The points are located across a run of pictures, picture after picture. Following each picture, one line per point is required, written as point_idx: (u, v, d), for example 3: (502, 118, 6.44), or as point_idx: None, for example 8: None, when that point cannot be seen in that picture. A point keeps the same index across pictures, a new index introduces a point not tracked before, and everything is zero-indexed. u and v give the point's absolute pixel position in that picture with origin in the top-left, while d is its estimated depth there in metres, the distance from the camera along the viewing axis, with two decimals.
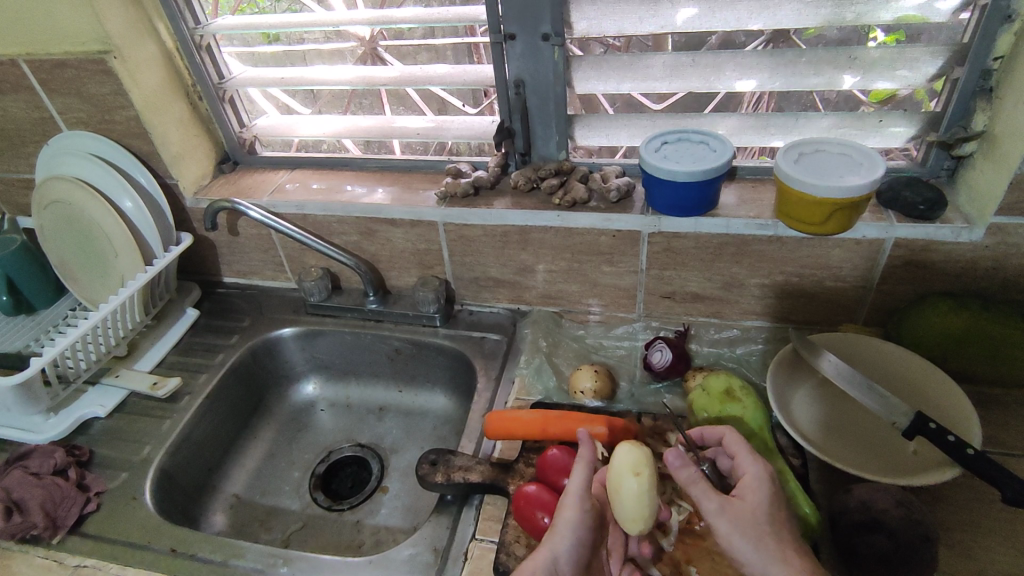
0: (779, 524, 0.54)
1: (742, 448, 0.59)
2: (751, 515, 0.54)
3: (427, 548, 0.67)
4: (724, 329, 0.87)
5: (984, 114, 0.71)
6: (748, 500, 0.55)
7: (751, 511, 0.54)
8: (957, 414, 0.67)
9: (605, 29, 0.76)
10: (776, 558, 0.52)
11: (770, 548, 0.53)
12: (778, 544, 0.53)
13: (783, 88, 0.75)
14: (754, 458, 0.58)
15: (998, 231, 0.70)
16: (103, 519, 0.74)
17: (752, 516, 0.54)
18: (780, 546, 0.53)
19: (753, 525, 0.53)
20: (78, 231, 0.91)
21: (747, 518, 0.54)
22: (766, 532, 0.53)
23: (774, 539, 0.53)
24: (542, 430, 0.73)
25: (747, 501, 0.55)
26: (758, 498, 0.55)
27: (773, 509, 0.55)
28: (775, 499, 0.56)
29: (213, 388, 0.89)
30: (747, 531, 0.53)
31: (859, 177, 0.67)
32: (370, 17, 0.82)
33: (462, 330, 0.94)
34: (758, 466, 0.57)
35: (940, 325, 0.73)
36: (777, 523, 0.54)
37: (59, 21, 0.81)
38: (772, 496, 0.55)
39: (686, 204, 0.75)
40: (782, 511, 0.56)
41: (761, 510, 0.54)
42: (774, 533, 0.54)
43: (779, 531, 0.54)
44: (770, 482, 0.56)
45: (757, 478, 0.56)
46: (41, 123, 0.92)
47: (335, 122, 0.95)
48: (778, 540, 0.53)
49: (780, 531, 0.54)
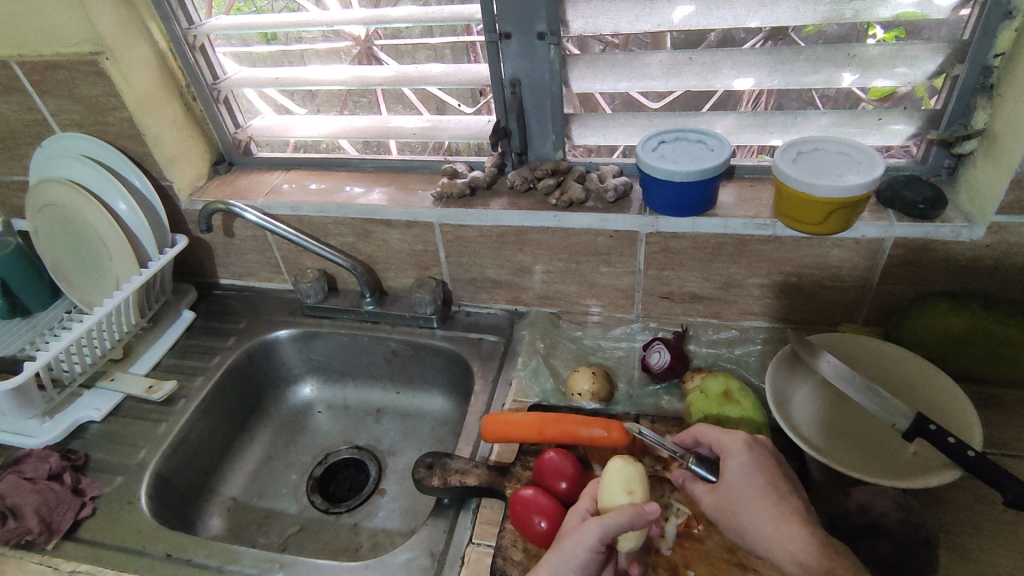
0: (762, 490, 0.55)
1: (715, 432, 0.60)
2: (732, 494, 0.56)
3: (424, 552, 0.67)
4: (722, 330, 0.87)
5: (985, 111, 0.70)
6: (725, 480, 0.57)
7: (730, 491, 0.56)
8: (957, 416, 0.67)
9: (601, 27, 0.75)
10: (763, 526, 0.54)
11: (756, 517, 0.54)
12: (762, 510, 0.54)
13: (781, 86, 0.74)
14: (729, 435, 0.59)
15: (998, 230, 0.69)
16: (99, 524, 0.73)
17: (732, 494, 0.56)
18: (765, 513, 0.54)
19: (735, 503, 0.56)
20: (73, 234, 0.90)
21: (727, 499, 0.56)
22: (749, 504, 0.55)
23: (757, 506, 0.55)
24: (539, 433, 0.72)
25: (725, 481, 0.57)
26: (734, 474, 0.57)
27: (752, 478, 0.56)
28: (753, 469, 0.57)
29: (209, 390, 0.89)
30: (731, 510, 0.56)
31: (858, 176, 0.67)
32: (365, 17, 0.82)
33: (459, 331, 0.93)
34: (733, 443, 0.58)
35: (939, 325, 0.72)
36: (759, 490, 0.55)
37: (50, 22, 0.81)
38: (750, 467, 0.57)
39: (684, 204, 0.75)
40: (768, 476, 0.56)
41: (740, 484, 0.56)
42: (758, 501, 0.55)
43: (764, 497, 0.55)
44: (743, 454, 0.57)
45: (732, 454, 0.58)
46: (34, 125, 0.92)
47: (331, 122, 0.94)
48: (761, 507, 0.55)
49: (764, 497, 0.55)
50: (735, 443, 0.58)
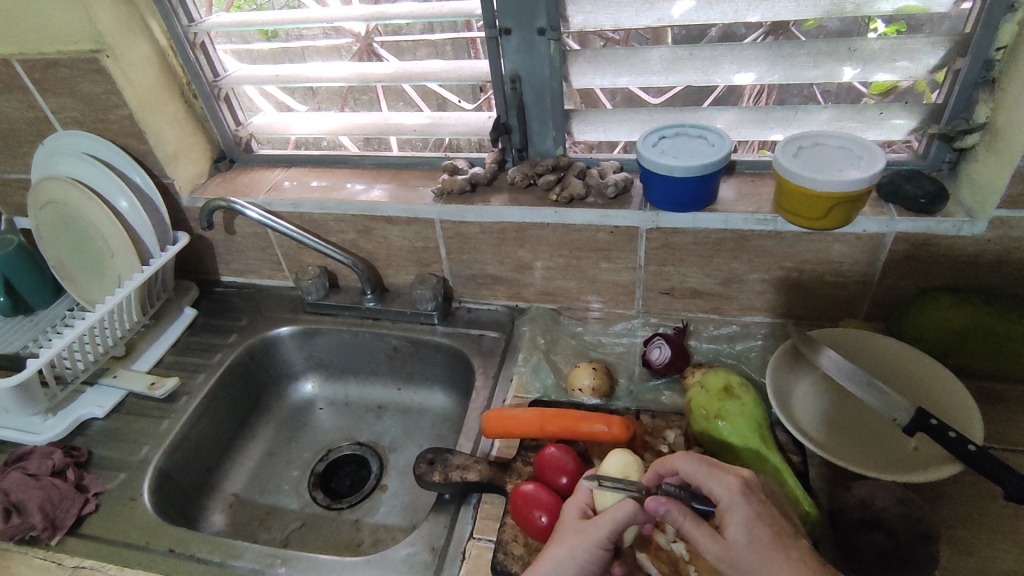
0: (767, 547, 0.52)
1: (703, 474, 0.56)
2: (738, 556, 0.52)
3: (424, 547, 0.67)
4: (723, 325, 0.87)
5: (986, 105, 0.70)
6: (729, 538, 0.53)
7: (735, 551, 0.52)
8: (957, 411, 0.67)
9: (602, 23, 0.75)
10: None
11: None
12: (772, 571, 0.51)
13: (782, 81, 0.74)
14: (723, 485, 0.55)
15: (999, 225, 0.69)
16: (102, 520, 0.74)
17: (737, 555, 0.52)
18: (778, 572, 0.51)
19: (744, 564, 0.52)
20: (75, 232, 0.90)
21: (735, 560, 0.52)
22: (758, 564, 0.52)
23: (766, 566, 0.51)
24: (540, 429, 0.72)
25: (728, 540, 0.53)
26: (737, 533, 0.53)
27: (756, 534, 0.53)
28: (754, 523, 0.53)
29: (211, 387, 0.89)
30: (739, 569, 0.52)
31: (858, 171, 0.66)
32: (365, 13, 0.81)
33: (460, 328, 0.93)
34: (727, 492, 0.54)
35: (941, 320, 0.72)
36: (764, 547, 0.52)
37: (51, 20, 0.81)
38: (751, 522, 0.53)
39: (684, 199, 0.75)
40: (768, 525, 0.53)
41: (744, 543, 0.52)
42: (765, 559, 0.52)
43: (770, 553, 0.52)
44: (742, 506, 0.54)
45: (730, 507, 0.54)
46: (35, 123, 0.92)
47: (331, 119, 0.94)
48: (770, 564, 0.51)
49: (770, 554, 0.52)
50: (728, 492, 0.54)
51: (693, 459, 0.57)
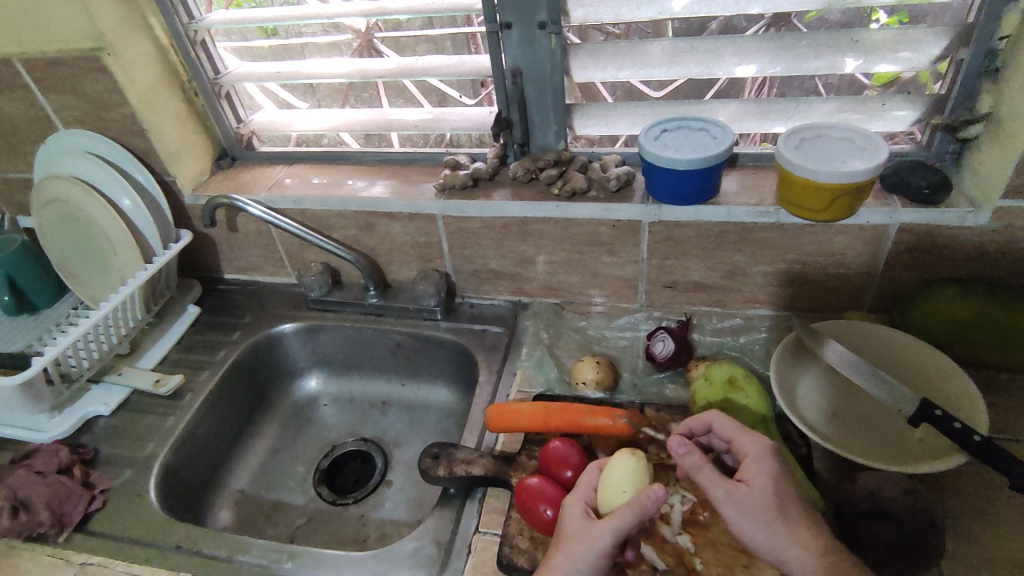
0: (788, 501, 0.54)
1: (736, 429, 0.59)
2: (758, 500, 0.53)
3: (430, 541, 0.67)
4: (726, 318, 0.86)
5: (990, 95, 0.69)
6: (752, 484, 0.54)
7: (757, 494, 0.54)
8: (961, 401, 0.67)
9: (602, 16, 0.75)
10: (788, 538, 0.52)
11: (782, 528, 0.52)
12: (787, 523, 0.53)
13: (784, 73, 0.74)
14: (752, 439, 0.57)
15: (1003, 215, 0.69)
16: (109, 517, 0.74)
17: (758, 500, 0.53)
18: (790, 526, 0.53)
19: (760, 509, 0.53)
20: (78, 231, 0.90)
21: (753, 502, 0.53)
22: (777, 513, 0.53)
23: (783, 517, 0.53)
24: (544, 423, 0.72)
25: (751, 485, 0.54)
26: (762, 481, 0.54)
27: (780, 486, 0.54)
28: (780, 477, 0.55)
29: (216, 383, 0.89)
30: (754, 513, 0.53)
31: (862, 162, 0.66)
32: (364, 9, 0.81)
33: (462, 323, 0.93)
34: (757, 447, 0.57)
35: (945, 310, 0.72)
36: (786, 503, 0.54)
37: (51, 19, 0.81)
38: (778, 475, 0.55)
39: (686, 192, 0.74)
40: (792, 485, 0.55)
41: (768, 491, 0.54)
42: (784, 513, 0.53)
43: (789, 508, 0.53)
44: (769, 460, 0.56)
45: (757, 459, 0.56)
46: (37, 122, 0.92)
47: (332, 115, 0.94)
48: (785, 517, 0.53)
49: (789, 507, 0.53)
50: (758, 447, 0.57)
51: (728, 419, 0.60)
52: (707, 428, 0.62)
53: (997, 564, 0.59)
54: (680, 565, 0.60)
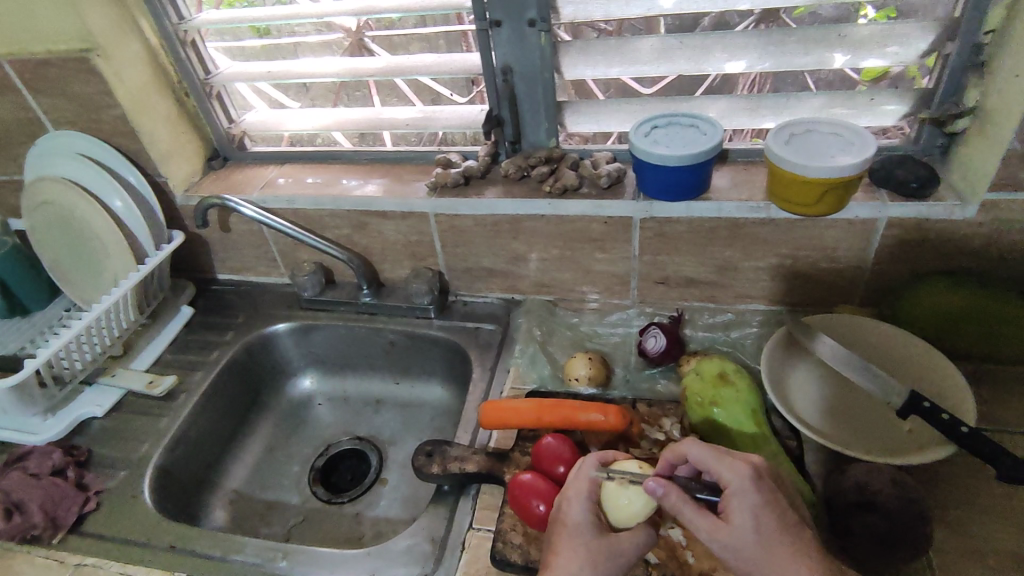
0: (773, 539, 0.53)
1: (713, 459, 0.55)
2: (740, 541, 0.53)
3: (425, 538, 0.67)
4: (718, 313, 0.87)
5: (977, 89, 0.70)
6: (733, 522, 0.53)
7: (738, 534, 0.53)
8: (950, 393, 0.67)
9: (592, 13, 0.75)
10: (776, 574, 0.52)
11: (768, 569, 0.52)
12: (774, 558, 0.52)
13: (773, 69, 0.74)
14: (731, 467, 0.54)
15: (990, 208, 0.70)
16: (102, 518, 0.74)
17: (741, 540, 0.53)
18: (777, 565, 0.52)
19: (744, 551, 0.52)
20: (70, 233, 0.90)
21: (737, 543, 0.53)
22: (759, 550, 0.52)
23: (769, 557, 0.52)
24: (537, 420, 0.73)
25: (732, 523, 0.53)
26: (744, 519, 0.53)
27: (761, 522, 0.53)
28: (761, 509, 0.53)
29: (209, 384, 0.89)
30: (737, 554, 0.53)
31: (850, 157, 0.67)
32: (355, 8, 0.81)
33: (456, 321, 0.94)
34: (736, 479, 0.54)
35: (934, 304, 0.73)
36: (773, 539, 0.53)
37: (39, 20, 0.81)
38: (758, 509, 0.53)
39: (676, 188, 0.75)
40: (775, 514, 0.54)
41: (750, 529, 0.53)
42: (771, 550, 0.52)
43: (776, 540, 0.53)
44: (750, 492, 0.53)
45: (737, 493, 0.54)
46: (27, 123, 0.92)
47: (324, 115, 0.94)
48: (771, 554, 0.52)
49: (778, 543, 0.53)
50: (738, 477, 0.54)
51: (702, 446, 0.57)
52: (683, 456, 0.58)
53: (985, 553, 0.60)
54: (672, 558, 0.61)
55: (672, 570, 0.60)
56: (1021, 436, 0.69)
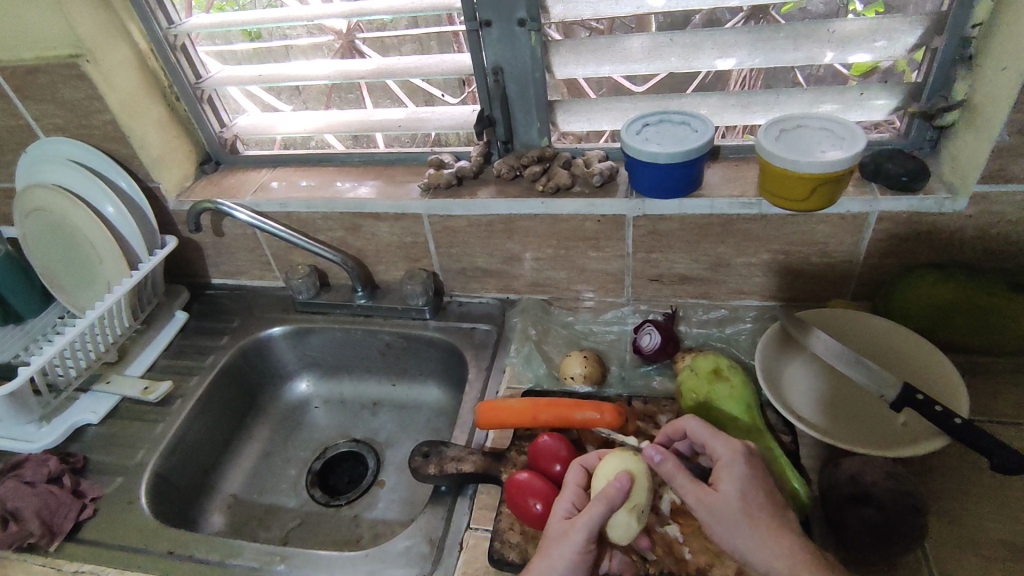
0: (755, 506, 0.55)
1: (708, 434, 0.59)
2: (726, 504, 0.54)
3: (422, 539, 0.67)
4: (712, 309, 0.87)
5: (965, 82, 0.70)
6: (721, 489, 0.55)
7: (725, 500, 0.55)
8: (943, 383, 0.68)
9: (582, 12, 0.75)
10: (758, 543, 0.53)
11: (749, 535, 0.53)
12: (756, 527, 0.54)
13: (763, 65, 0.74)
14: (724, 444, 0.58)
15: (980, 200, 0.70)
16: (100, 524, 0.74)
17: (726, 505, 0.54)
18: (759, 531, 0.53)
19: (728, 516, 0.54)
20: (61, 240, 0.90)
21: (722, 509, 0.54)
22: (745, 519, 0.54)
23: (750, 523, 0.54)
24: (533, 419, 0.73)
25: (720, 490, 0.55)
26: (731, 485, 0.55)
27: (748, 493, 0.55)
28: (749, 482, 0.56)
29: (205, 389, 0.89)
30: (723, 518, 0.54)
31: (841, 151, 0.67)
32: (345, 10, 0.81)
33: (451, 322, 0.94)
34: (728, 452, 0.58)
35: (926, 296, 0.73)
36: (754, 508, 0.54)
37: (27, 26, 0.80)
38: (745, 481, 0.56)
39: (669, 186, 0.75)
40: (761, 490, 0.56)
41: (736, 497, 0.55)
42: (752, 518, 0.54)
43: (759, 515, 0.54)
44: (741, 465, 0.56)
45: (728, 464, 0.57)
46: (17, 130, 0.92)
47: (316, 117, 0.94)
48: (756, 525, 0.54)
49: (756, 513, 0.54)
50: (730, 451, 0.58)
51: (701, 423, 0.61)
52: (682, 433, 0.62)
53: (979, 544, 0.60)
54: (671, 555, 0.61)
55: (669, 566, 0.60)
56: (1014, 426, 0.70)
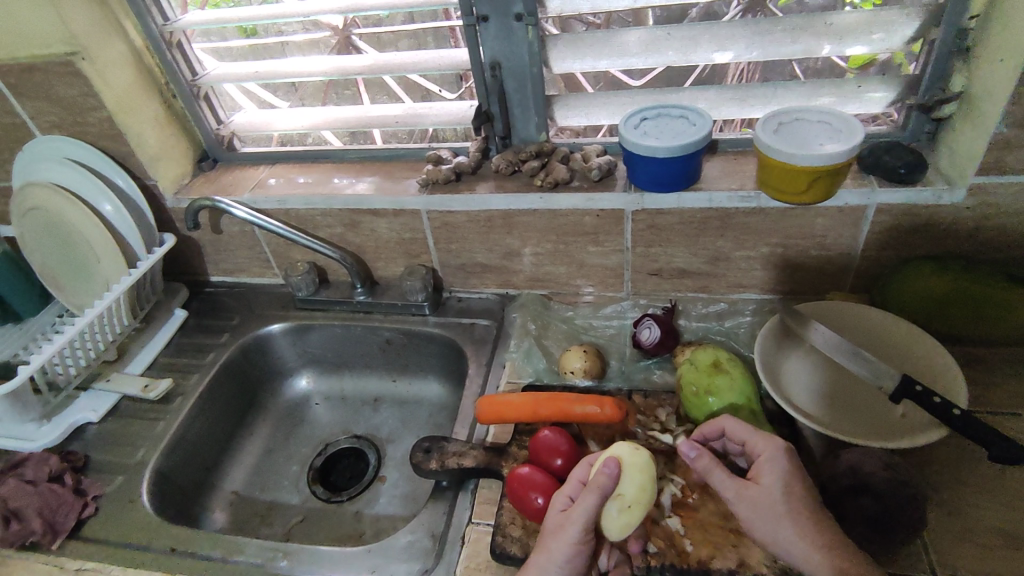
0: (797, 498, 0.55)
1: (748, 432, 0.60)
2: (767, 498, 0.55)
3: (425, 534, 0.68)
4: (711, 303, 0.87)
5: (962, 74, 0.70)
6: (762, 484, 0.56)
7: (767, 493, 0.55)
8: (941, 374, 0.68)
9: (579, 6, 0.75)
10: (797, 536, 0.53)
11: (790, 528, 0.54)
12: (794, 519, 0.54)
13: (761, 58, 0.74)
14: (765, 439, 0.59)
15: (978, 191, 0.70)
16: (102, 522, 0.74)
17: (768, 498, 0.55)
18: (800, 525, 0.54)
19: (770, 509, 0.55)
20: (59, 239, 0.90)
21: (763, 502, 0.55)
22: (785, 512, 0.54)
23: (792, 515, 0.54)
24: (533, 413, 0.73)
25: (761, 484, 0.56)
26: (772, 479, 0.56)
27: (791, 487, 0.56)
28: (789, 476, 0.56)
29: (205, 386, 0.89)
30: (763, 511, 0.55)
31: (839, 144, 0.67)
32: (341, 6, 0.81)
33: (451, 317, 0.94)
34: (769, 447, 0.58)
35: (924, 288, 0.73)
36: (796, 500, 0.55)
37: (21, 24, 0.80)
38: (788, 474, 0.56)
39: (667, 179, 0.75)
40: (804, 484, 0.56)
41: (777, 490, 0.55)
42: (794, 511, 0.54)
43: (802, 507, 0.55)
44: (781, 459, 0.57)
45: (770, 458, 0.58)
46: (13, 129, 0.91)
47: (313, 114, 0.94)
48: (796, 518, 0.54)
49: (799, 507, 0.55)
50: (772, 447, 0.58)
51: (741, 423, 0.62)
52: (719, 434, 0.63)
53: (978, 533, 0.60)
54: (672, 547, 0.61)
55: (670, 559, 0.60)
56: (1013, 416, 0.70)
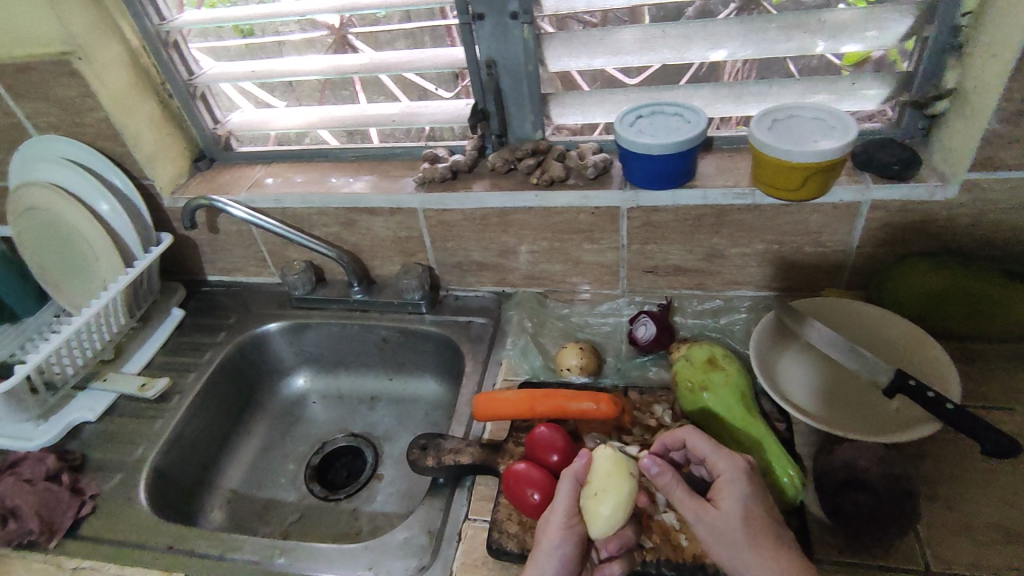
0: (755, 526, 0.54)
1: (710, 449, 0.59)
2: (726, 525, 0.55)
3: (421, 531, 0.68)
4: (707, 300, 0.88)
5: (955, 70, 0.71)
6: (721, 508, 0.56)
7: (725, 519, 0.55)
8: (935, 370, 0.68)
9: (575, 5, 0.76)
10: (756, 564, 0.53)
11: (750, 556, 0.53)
12: (753, 546, 0.54)
13: (756, 55, 0.74)
14: (726, 459, 0.58)
15: (972, 187, 0.70)
16: (99, 520, 0.74)
17: (726, 525, 0.55)
18: (758, 551, 0.53)
19: (728, 535, 0.54)
20: (55, 238, 0.90)
21: (721, 528, 0.55)
22: (745, 539, 0.54)
23: (751, 544, 0.54)
24: (530, 410, 0.73)
25: (720, 509, 0.56)
26: (731, 505, 0.55)
27: (749, 513, 0.55)
28: (750, 501, 0.56)
29: (203, 385, 0.89)
30: (722, 537, 0.54)
31: (833, 141, 0.67)
32: (337, 4, 0.81)
33: (448, 316, 0.94)
34: (731, 468, 0.57)
35: (918, 284, 0.74)
36: (756, 527, 0.54)
37: (16, 24, 0.80)
38: (747, 500, 0.55)
39: (662, 177, 0.75)
40: (762, 509, 0.56)
41: (737, 515, 0.55)
42: (752, 538, 0.54)
43: (758, 535, 0.54)
44: (741, 484, 0.56)
45: (730, 481, 0.57)
46: (10, 128, 0.91)
47: (310, 112, 0.94)
48: (756, 545, 0.54)
49: (757, 534, 0.54)
50: (733, 468, 0.57)
51: (704, 437, 0.60)
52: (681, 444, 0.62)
53: (972, 527, 0.61)
54: (668, 542, 0.61)
55: (666, 553, 0.61)
56: (1007, 411, 0.70)
